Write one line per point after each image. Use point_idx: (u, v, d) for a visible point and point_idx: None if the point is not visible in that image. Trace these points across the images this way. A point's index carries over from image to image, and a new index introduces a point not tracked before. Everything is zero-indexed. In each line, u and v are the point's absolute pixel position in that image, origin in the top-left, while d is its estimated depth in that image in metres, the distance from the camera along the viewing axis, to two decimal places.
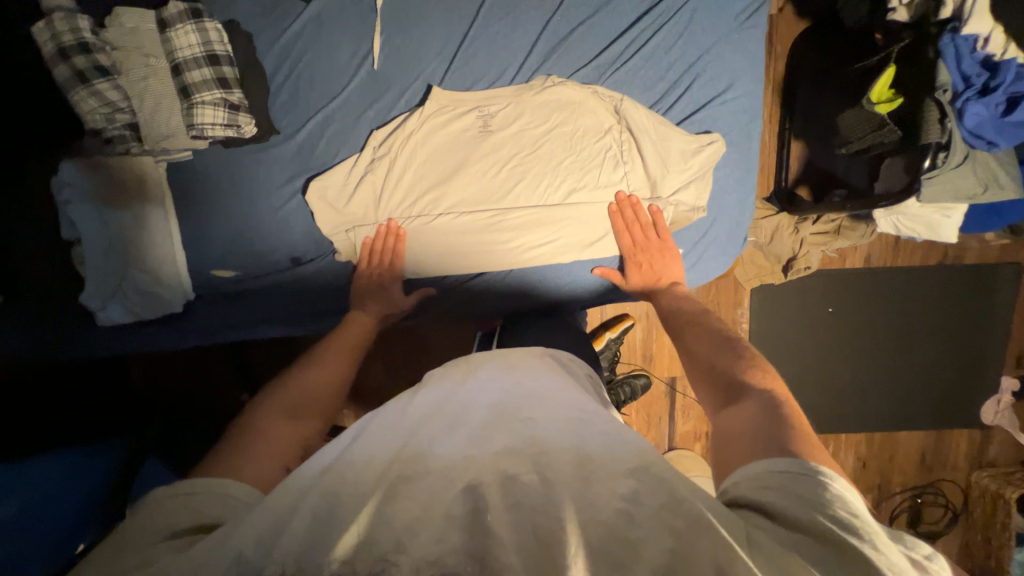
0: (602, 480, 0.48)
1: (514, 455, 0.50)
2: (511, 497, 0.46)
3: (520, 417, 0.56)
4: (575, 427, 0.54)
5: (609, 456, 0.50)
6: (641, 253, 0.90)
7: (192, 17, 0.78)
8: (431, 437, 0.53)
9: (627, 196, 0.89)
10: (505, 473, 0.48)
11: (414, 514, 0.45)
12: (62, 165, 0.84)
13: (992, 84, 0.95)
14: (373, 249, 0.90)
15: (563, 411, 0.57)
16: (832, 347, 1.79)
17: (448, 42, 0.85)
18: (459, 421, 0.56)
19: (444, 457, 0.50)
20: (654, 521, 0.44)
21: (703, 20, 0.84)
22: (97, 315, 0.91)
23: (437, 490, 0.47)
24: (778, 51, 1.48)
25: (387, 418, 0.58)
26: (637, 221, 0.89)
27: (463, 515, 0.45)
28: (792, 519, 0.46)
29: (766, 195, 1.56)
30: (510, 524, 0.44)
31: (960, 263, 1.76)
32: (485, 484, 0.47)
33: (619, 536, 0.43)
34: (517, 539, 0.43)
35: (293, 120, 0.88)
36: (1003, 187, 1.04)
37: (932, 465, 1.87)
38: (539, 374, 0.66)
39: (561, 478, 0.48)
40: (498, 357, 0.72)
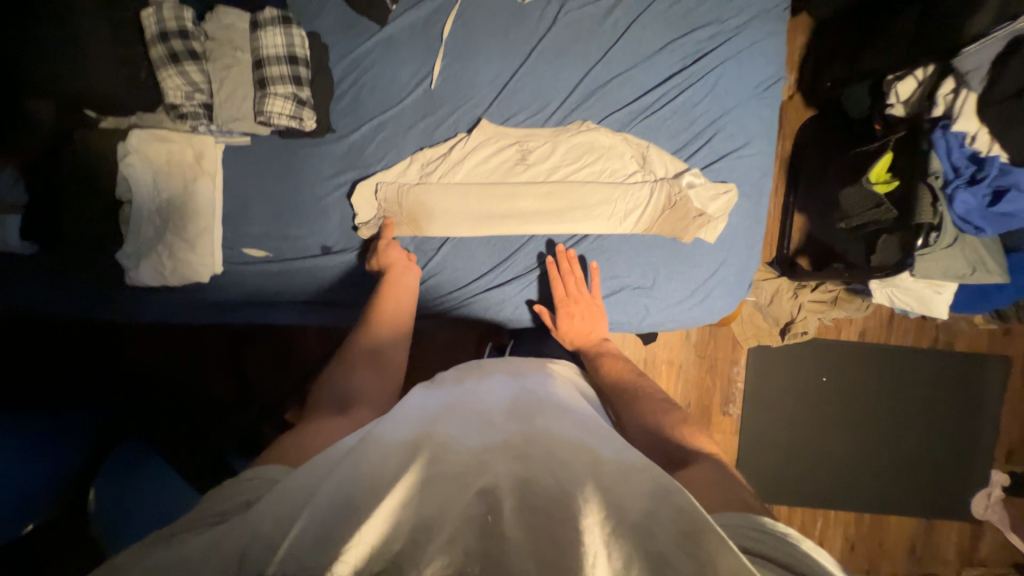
0: (616, 494, 0.48)
1: (528, 461, 0.51)
2: (525, 501, 0.46)
3: (532, 420, 0.60)
4: (586, 439, 0.57)
5: (623, 475, 0.51)
6: (573, 303, 0.94)
7: (283, 22, 0.88)
8: (450, 428, 0.57)
9: (564, 250, 0.96)
10: (521, 476, 0.49)
11: (429, 511, 0.45)
12: (131, 133, 0.92)
13: (979, 175, 1.05)
14: (558, 269, 0.95)
15: (577, 425, 0.61)
16: (824, 418, 1.80)
17: (500, 75, 0.95)
18: (471, 416, 0.61)
19: (465, 451, 0.53)
20: (670, 537, 0.44)
21: (726, 84, 0.95)
22: (128, 274, 0.94)
23: (452, 492, 0.47)
24: (788, 132, 1.62)
25: (408, 410, 0.62)
26: (571, 274, 0.95)
27: (479, 518, 0.45)
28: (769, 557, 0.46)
29: (768, 261, 1.66)
30: (521, 526, 0.44)
31: (952, 348, 1.81)
32: (500, 489, 0.47)
33: (630, 548, 0.43)
34: (531, 546, 0.42)
35: (350, 122, 0.97)
36: (989, 270, 1.12)
37: (922, 556, 1.82)
38: (547, 384, 0.73)
39: (578, 486, 0.48)
40: (506, 368, 0.79)
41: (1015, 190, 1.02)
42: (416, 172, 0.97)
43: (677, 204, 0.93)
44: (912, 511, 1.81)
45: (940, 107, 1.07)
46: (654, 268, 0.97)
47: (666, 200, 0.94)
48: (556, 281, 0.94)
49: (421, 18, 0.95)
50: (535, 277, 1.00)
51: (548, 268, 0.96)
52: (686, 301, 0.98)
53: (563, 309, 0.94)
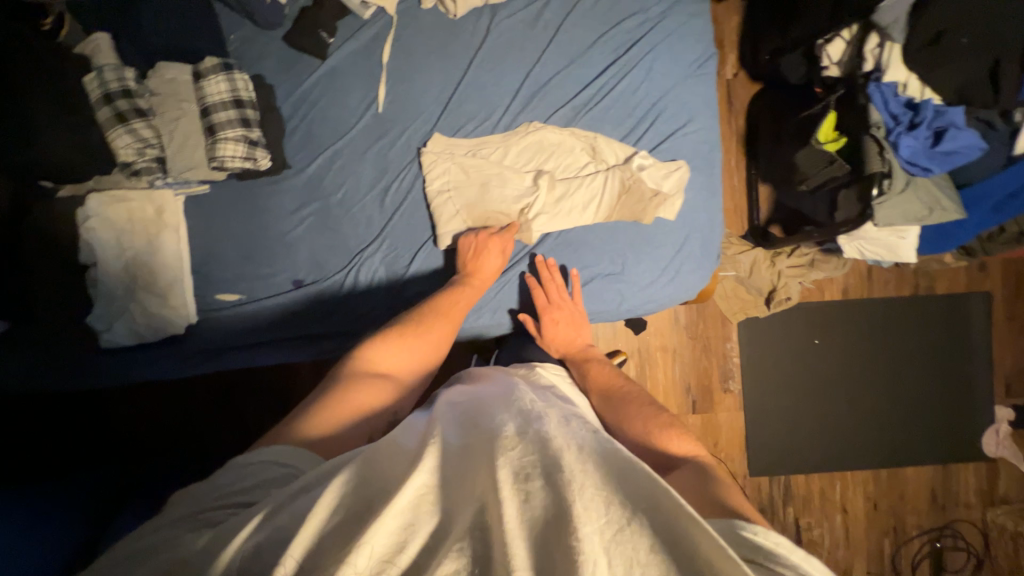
0: (614, 484, 0.46)
1: (518, 454, 0.50)
2: (521, 499, 0.44)
3: (533, 415, 0.57)
4: (587, 433, 0.55)
5: (623, 464, 0.49)
6: (557, 310, 0.95)
7: (224, 70, 0.91)
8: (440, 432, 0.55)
9: (544, 260, 0.97)
10: (513, 469, 0.48)
11: (430, 526, 0.44)
12: (89, 197, 0.92)
13: (916, 120, 1.09)
14: (544, 276, 0.96)
15: (571, 417, 0.60)
16: (823, 380, 1.81)
17: (444, 89, 0.98)
18: (469, 422, 0.58)
19: (464, 464, 0.51)
20: (667, 530, 0.43)
21: (661, 66, 0.99)
22: (102, 336, 0.94)
23: (454, 506, 0.46)
24: (737, 109, 1.66)
25: (408, 427, 0.60)
26: (554, 282, 0.96)
27: (474, 528, 0.43)
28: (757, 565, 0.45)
29: (741, 234, 1.68)
30: (517, 523, 0.42)
31: (933, 292, 1.84)
32: (493, 493, 0.45)
33: (628, 537, 0.42)
34: (529, 551, 0.41)
35: (305, 156, 0.99)
36: (946, 208, 1.15)
37: (945, 504, 1.81)
38: (554, 393, 0.70)
39: (573, 476, 0.46)
40: (508, 377, 0.76)
41: (953, 130, 1.06)
42: (379, 193, 1.00)
43: (633, 188, 0.96)
44: (927, 460, 1.81)
45: (869, 62, 1.12)
46: (621, 253, 0.99)
47: (621, 185, 0.96)
48: (536, 289, 0.95)
49: (360, 47, 0.98)
50: (507, 280, 1.00)
51: (529, 279, 0.96)
52: (658, 280, 1.00)
53: (547, 315, 0.94)
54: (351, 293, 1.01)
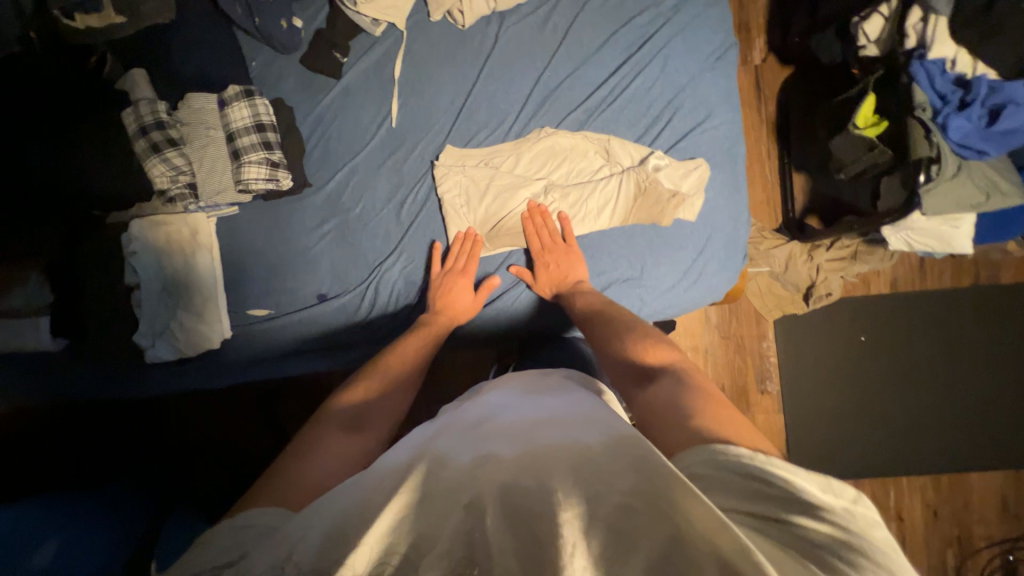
0: (600, 480, 0.48)
1: (509, 467, 0.51)
2: (511, 504, 0.47)
3: (526, 425, 0.60)
4: (575, 431, 0.57)
5: (610, 457, 0.51)
6: (549, 255, 0.94)
7: (246, 96, 0.95)
8: (442, 445, 0.57)
9: (537, 205, 0.96)
10: (504, 481, 0.49)
11: (420, 527, 0.46)
12: (132, 223, 0.99)
13: (968, 98, 1.00)
14: (536, 224, 0.96)
15: (572, 422, 0.60)
16: (872, 380, 1.69)
17: (454, 100, 0.99)
18: (465, 433, 0.60)
19: (459, 466, 0.53)
20: (652, 516, 0.44)
21: (677, 62, 0.95)
22: (147, 352, 1.01)
23: (446, 508, 0.47)
24: (767, 94, 1.57)
25: (409, 438, 0.63)
26: (546, 228, 0.95)
27: (469, 529, 0.45)
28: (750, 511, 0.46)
29: (775, 227, 1.59)
30: (507, 534, 0.44)
31: (997, 282, 1.68)
32: (485, 496, 0.47)
33: (616, 528, 0.44)
34: (517, 552, 0.43)
35: (324, 173, 1.02)
36: (1006, 193, 1.05)
37: (1018, 513, 1.65)
38: (549, 389, 0.72)
39: (560, 479, 0.48)
40: (508, 382, 0.79)
41: (1013, 106, 0.97)
42: (395, 207, 1.02)
43: (650, 189, 0.93)
44: (994, 465, 1.66)
45: (912, 39, 1.04)
46: (640, 257, 0.96)
47: (638, 187, 0.93)
48: (531, 236, 0.96)
49: (372, 64, 1.00)
50: (521, 291, 1.00)
51: (523, 225, 0.97)
52: (680, 283, 0.96)
53: (539, 262, 0.95)
54: (372, 306, 1.04)
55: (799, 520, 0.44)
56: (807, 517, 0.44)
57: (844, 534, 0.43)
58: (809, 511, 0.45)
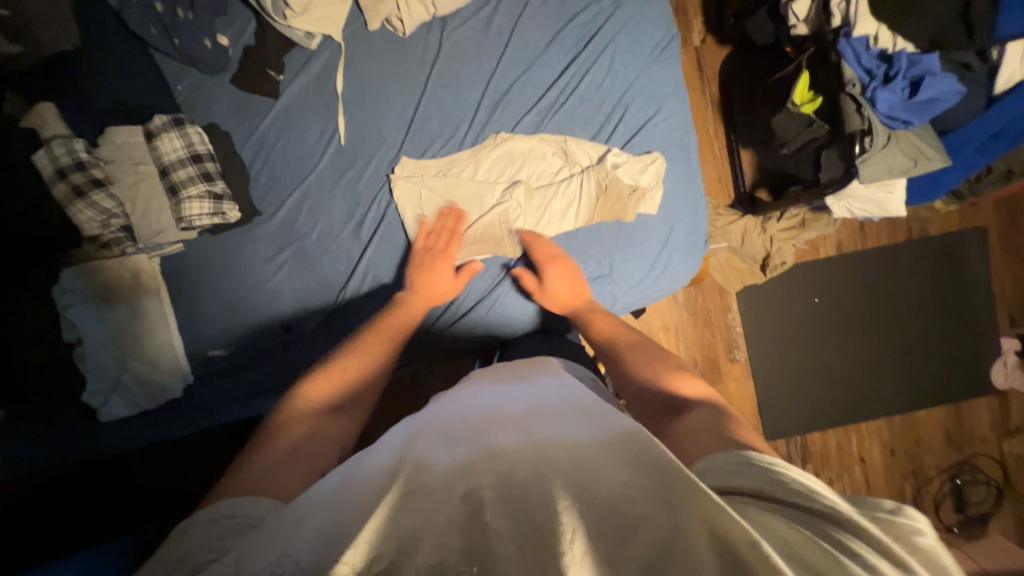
0: (598, 472, 0.49)
1: (507, 461, 0.51)
2: (507, 495, 0.46)
3: (518, 420, 0.61)
4: (569, 429, 0.58)
5: (604, 450, 0.52)
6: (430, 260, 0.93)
7: (175, 126, 0.89)
8: (427, 446, 0.56)
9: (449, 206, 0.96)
10: (503, 475, 0.49)
11: (415, 524, 0.44)
12: (62, 273, 0.90)
13: (891, 72, 1.06)
14: (431, 231, 0.95)
15: (563, 419, 0.61)
16: (828, 337, 1.81)
17: (404, 112, 0.95)
18: (451, 430, 0.60)
19: (448, 464, 0.52)
20: (652, 498, 0.45)
21: (623, 57, 0.96)
22: (101, 411, 0.93)
23: (438, 502, 0.46)
24: (709, 76, 1.61)
25: (393, 437, 0.62)
26: (438, 232, 0.95)
27: (462, 518, 0.44)
28: (758, 493, 0.47)
29: (728, 203, 1.66)
30: (505, 519, 0.44)
31: (928, 235, 1.82)
32: (480, 488, 0.47)
33: (616, 514, 0.44)
34: (515, 535, 0.42)
35: (272, 200, 0.97)
36: (930, 158, 1.12)
37: (961, 441, 1.83)
38: (537, 383, 0.73)
39: (557, 475, 0.48)
40: (492, 377, 0.79)
41: (930, 77, 1.04)
42: (355, 228, 0.98)
43: (610, 186, 0.94)
44: (936, 401, 1.83)
45: (837, 17, 1.09)
46: (608, 254, 0.97)
47: (598, 186, 0.94)
48: (424, 248, 0.94)
49: (310, 80, 0.95)
50: (496, 298, 0.99)
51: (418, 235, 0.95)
52: (647, 276, 0.99)
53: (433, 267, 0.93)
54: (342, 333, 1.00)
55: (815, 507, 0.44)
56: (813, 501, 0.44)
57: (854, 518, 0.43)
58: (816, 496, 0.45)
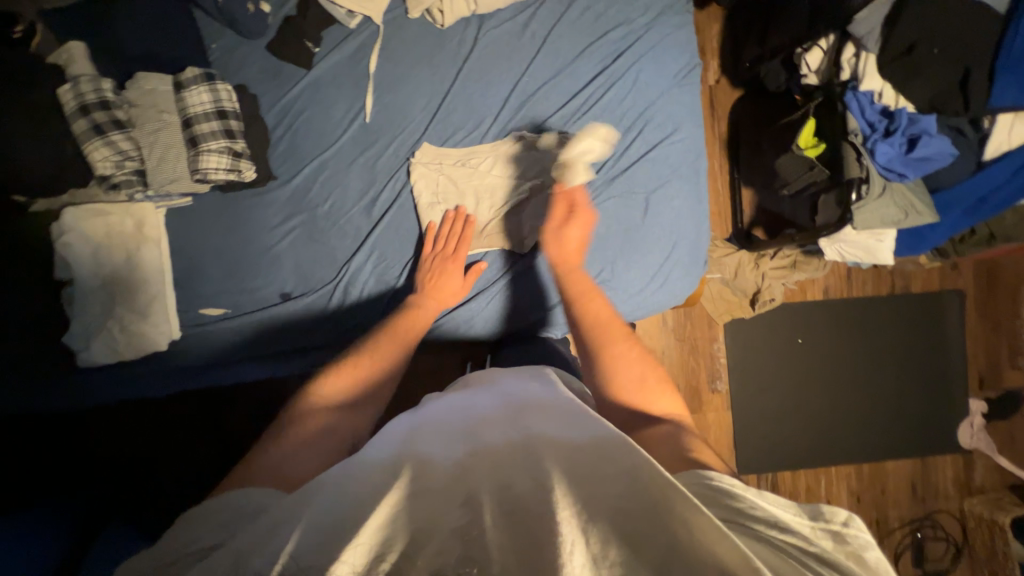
0: (594, 479, 0.48)
1: (504, 468, 0.51)
2: (507, 504, 0.47)
3: (515, 420, 0.60)
4: (567, 429, 0.57)
5: (601, 454, 0.52)
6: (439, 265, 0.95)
7: (206, 80, 0.89)
8: (424, 443, 0.57)
9: (456, 212, 0.97)
10: (501, 483, 0.49)
11: (416, 525, 0.45)
12: (64, 211, 0.89)
13: (892, 127, 1.13)
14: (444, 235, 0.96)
15: (559, 416, 0.60)
16: (808, 379, 1.85)
17: (431, 99, 0.98)
18: (447, 431, 0.60)
19: (446, 470, 0.52)
20: (647, 517, 0.44)
21: (647, 77, 1.00)
22: (79, 355, 0.91)
23: (438, 511, 0.47)
24: (720, 114, 1.69)
25: (388, 434, 0.61)
26: (450, 235, 0.96)
27: (462, 529, 0.45)
28: (726, 518, 0.48)
29: (726, 236, 1.71)
30: (504, 531, 0.44)
31: (909, 290, 1.90)
32: (479, 498, 0.48)
33: (614, 526, 0.44)
34: (513, 546, 0.43)
35: (290, 167, 0.97)
36: (921, 212, 1.19)
37: (925, 495, 1.87)
38: (538, 380, 0.73)
39: (554, 481, 0.48)
40: (491, 373, 0.79)
41: (927, 136, 1.10)
42: (368, 205, 0.99)
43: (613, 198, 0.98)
44: (904, 454, 1.87)
45: (846, 71, 1.16)
46: (612, 261, 1.00)
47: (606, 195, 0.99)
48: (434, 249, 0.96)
49: (345, 57, 0.97)
50: (497, 294, 1.01)
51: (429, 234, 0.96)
52: (646, 287, 1.01)
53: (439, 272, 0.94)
54: (340, 307, 1.00)
55: (782, 536, 0.45)
56: (779, 528, 0.46)
57: (817, 543, 0.45)
58: (781, 524, 0.47)
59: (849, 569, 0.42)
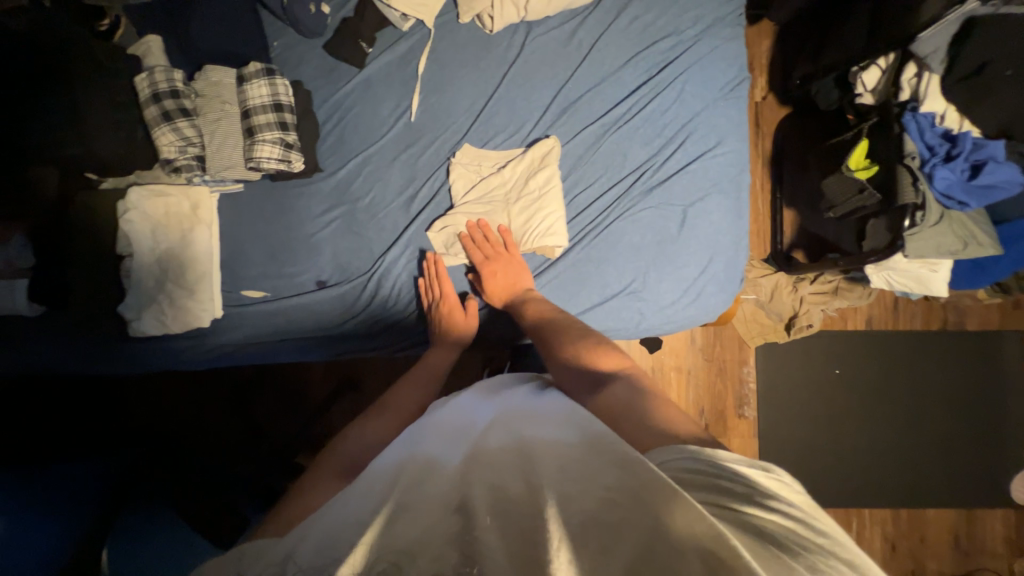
0: (586, 476, 0.47)
1: (498, 473, 0.50)
2: (500, 504, 0.46)
3: (515, 430, 0.60)
4: (564, 434, 0.57)
5: (593, 453, 0.50)
6: (491, 265, 0.96)
7: (267, 75, 0.94)
8: (424, 450, 0.58)
9: (475, 222, 0.98)
10: (493, 485, 0.48)
11: (415, 537, 0.43)
12: (130, 190, 0.96)
13: (954, 152, 1.06)
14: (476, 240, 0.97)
15: (558, 423, 0.60)
16: (844, 412, 1.75)
17: (475, 102, 1.00)
18: (450, 443, 0.60)
19: (443, 475, 0.52)
20: (633, 498, 0.43)
21: (693, 89, 0.99)
22: (131, 326, 0.97)
23: (431, 514, 0.45)
24: (765, 131, 1.65)
25: (394, 445, 0.63)
26: (486, 240, 0.97)
27: (454, 529, 0.43)
28: (715, 501, 0.44)
29: (763, 258, 1.66)
30: (497, 530, 0.42)
31: (962, 327, 1.78)
32: (472, 499, 0.46)
33: (601, 521, 0.42)
34: (506, 548, 0.41)
35: (336, 160, 1.02)
36: (981, 243, 1.12)
37: (969, 550, 1.73)
38: (544, 393, 0.73)
39: (546, 483, 0.47)
40: (499, 387, 0.80)
41: (993, 163, 1.04)
42: (407, 200, 1.02)
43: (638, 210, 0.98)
44: (948, 504, 1.74)
45: (906, 92, 1.11)
46: (643, 271, 0.98)
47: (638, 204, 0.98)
48: (472, 251, 0.97)
49: (395, 58, 1.01)
50: None
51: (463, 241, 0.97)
52: (679, 301, 0.99)
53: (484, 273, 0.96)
54: (374, 297, 1.03)
55: (763, 509, 0.42)
56: (768, 507, 0.43)
57: (806, 523, 0.42)
58: (771, 504, 0.43)
59: (830, 543, 0.41)
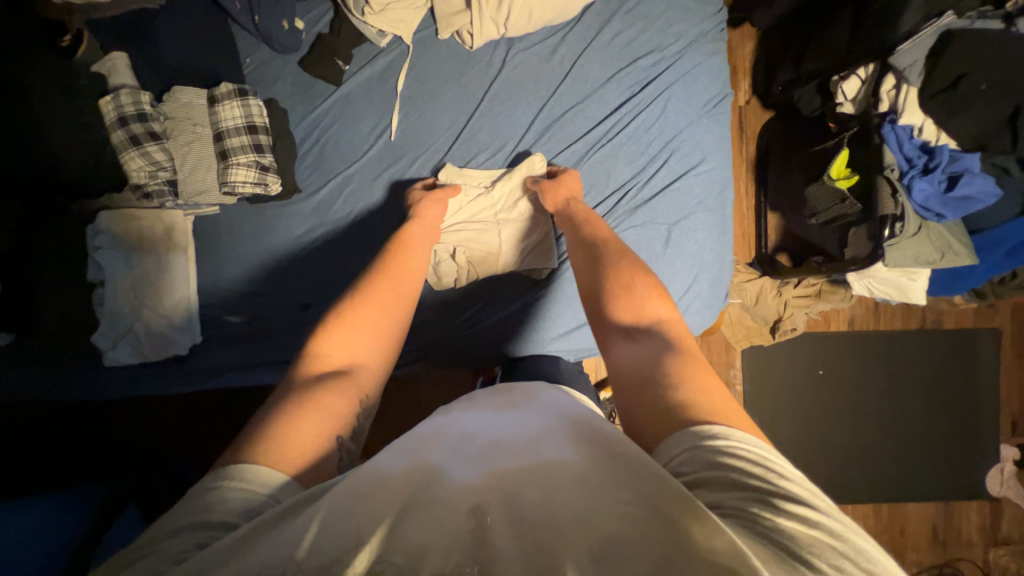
0: (607, 490, 0.45)
1: (514, 475, 0.47)
2: (515, 515, 0.43)
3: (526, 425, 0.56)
4: (579, 436, 0.53)
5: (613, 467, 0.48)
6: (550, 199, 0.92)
7: (238, 96, 0.91)
8: (435, 442, 0.54)
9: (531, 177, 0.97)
10: (509, 491, 0.45)
11: (421, 539, 0.40)
12: (99, 215, 0.92)
13: (932, 164, 1.08)
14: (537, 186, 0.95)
15: (574, 423, 0.56)
16: (827, 411, 1.79)
17: (457, 119, 0.98)
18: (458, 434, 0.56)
19: (450, 474, 0.49)
20: (657, 529, 0.40)
21: (676, 105, 0.99)
22: (105, 354, 0.94)
23: (441, 515, 0.43)
24: (748, 136, 1.64)
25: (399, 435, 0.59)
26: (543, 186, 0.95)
27: (469, 537, 0.41)
28: (736, 507, 0.42)
29: (748, 261, 1.66)
30: (511, 540, 0.41)
31: (940, 326, 1.82)
32: (487, 505, 0.44)
33: (620, 544, 0.40)
34: (520, 558, 0.39)
35: (315, 180, 0.99)
36: (958, 253, 1.14)
37: (946, 540, 1.79)
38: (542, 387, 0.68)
39: (563, 497, 0.44)
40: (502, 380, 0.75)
41: (969, 175, 1.06)
42: (391, 219, 1.00)
43: (624, 230, 0.98)
44: (927, 497, 1.79)
45: (885, 103, 1.10)
46: None
47: (621, 222, 0.98)
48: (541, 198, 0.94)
49: (374, 74, 0.98)
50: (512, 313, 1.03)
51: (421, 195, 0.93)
52: None
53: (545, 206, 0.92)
54: None
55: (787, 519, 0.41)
56: (792, 516, 0.41)
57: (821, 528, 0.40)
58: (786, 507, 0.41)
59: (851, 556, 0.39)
